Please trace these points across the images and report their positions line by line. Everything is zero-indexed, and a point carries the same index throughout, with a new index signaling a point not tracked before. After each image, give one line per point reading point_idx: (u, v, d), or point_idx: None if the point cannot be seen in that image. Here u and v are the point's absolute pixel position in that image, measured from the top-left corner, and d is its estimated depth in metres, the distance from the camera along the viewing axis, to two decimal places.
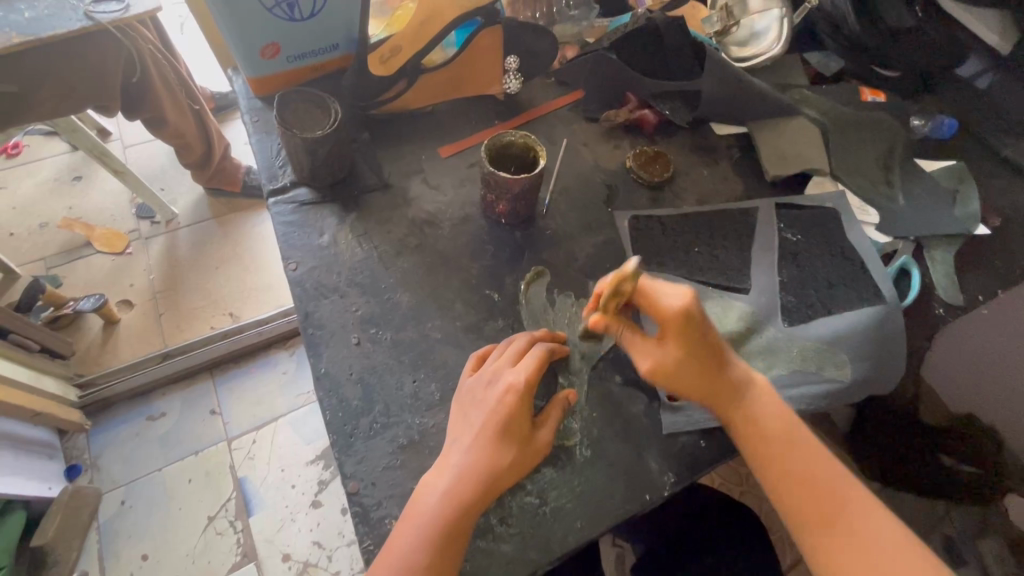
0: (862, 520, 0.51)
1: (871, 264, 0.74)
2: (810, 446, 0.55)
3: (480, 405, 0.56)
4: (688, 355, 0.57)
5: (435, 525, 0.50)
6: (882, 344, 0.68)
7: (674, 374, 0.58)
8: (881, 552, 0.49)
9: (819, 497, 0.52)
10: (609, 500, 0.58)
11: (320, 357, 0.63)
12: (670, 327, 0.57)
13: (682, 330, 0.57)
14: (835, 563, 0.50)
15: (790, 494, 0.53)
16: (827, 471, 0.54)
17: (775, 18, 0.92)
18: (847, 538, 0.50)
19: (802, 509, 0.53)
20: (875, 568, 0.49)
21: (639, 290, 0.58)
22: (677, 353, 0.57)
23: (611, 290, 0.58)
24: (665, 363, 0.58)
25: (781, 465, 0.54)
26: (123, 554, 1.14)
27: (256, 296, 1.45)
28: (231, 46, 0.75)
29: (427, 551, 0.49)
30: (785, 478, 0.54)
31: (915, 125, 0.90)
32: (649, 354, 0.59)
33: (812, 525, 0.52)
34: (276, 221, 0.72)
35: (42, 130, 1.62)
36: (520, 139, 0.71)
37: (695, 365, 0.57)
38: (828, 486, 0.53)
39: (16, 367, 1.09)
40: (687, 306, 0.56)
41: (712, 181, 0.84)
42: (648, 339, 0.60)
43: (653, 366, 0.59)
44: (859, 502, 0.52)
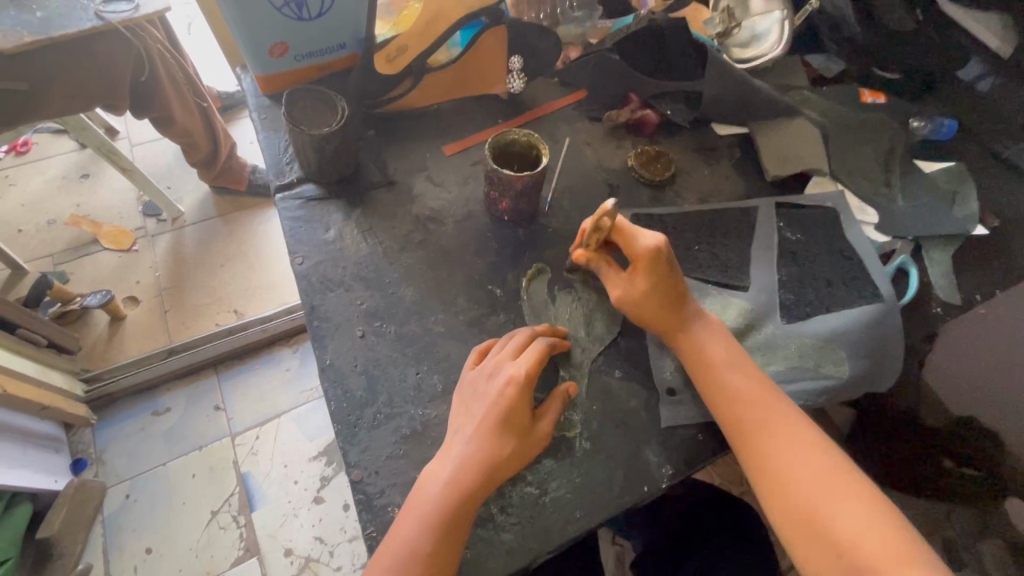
0: (789, 430, 0.56)
1: (869, 263, 0.75)
2: (750, 369, 0.61)
3: (481, 397, 0.57)
4: (653, 286, 0.63)
5: (436, 513, 0.51)
6: (878, 342, 0.69)
7: (637, 304, 0.64)
8: (805, 454, 0.54)
9: (754, 412, 0.57)
10: (608, 491, 0.59)
11: (325, 349, 0.64)
12: (641, 260, 0.63)
13: (650, 265, 0.63)
14: (765, 467, 0.55)
15: (730, 410, 0.58)
16: (763, 390, 0.59)
17: (776, 21, 0.93)
18: (778, 446, 0.55)
19: (737, 420, 0.58)
20: (799, 468, 0.53)
21: (617, 228, 0.65)
22: (643, 286, 0.63)
23: (592, 227, 0.65)
24: (632, 293, 0.64)
25: (723, 384, 0.60)
26: (127, 547, 1.15)
27: (261, 293, 1.46)
28: (240, 45, 0.76)
29: (429, 538, 0.50)
30: (726, 395, 0.59)
31: (914, 126, 0.91)
32: (618, 286, 0.65)
33: (748, 437, 0.57)
34: (282, 216, 0.74)
35: (51, 128, 1.64)
36: (523, 138, 0.72)
37: (657, 297, 0.63)
38: (763, 401, 0.58)
39: (24, 361, 1.11)
40: (657, 245, 0.63)
41: (713, 181, 0.85)
42: (620, 274, 0.66)
43: (621, 296, 0.65)
44: (788, 414, 0.57)
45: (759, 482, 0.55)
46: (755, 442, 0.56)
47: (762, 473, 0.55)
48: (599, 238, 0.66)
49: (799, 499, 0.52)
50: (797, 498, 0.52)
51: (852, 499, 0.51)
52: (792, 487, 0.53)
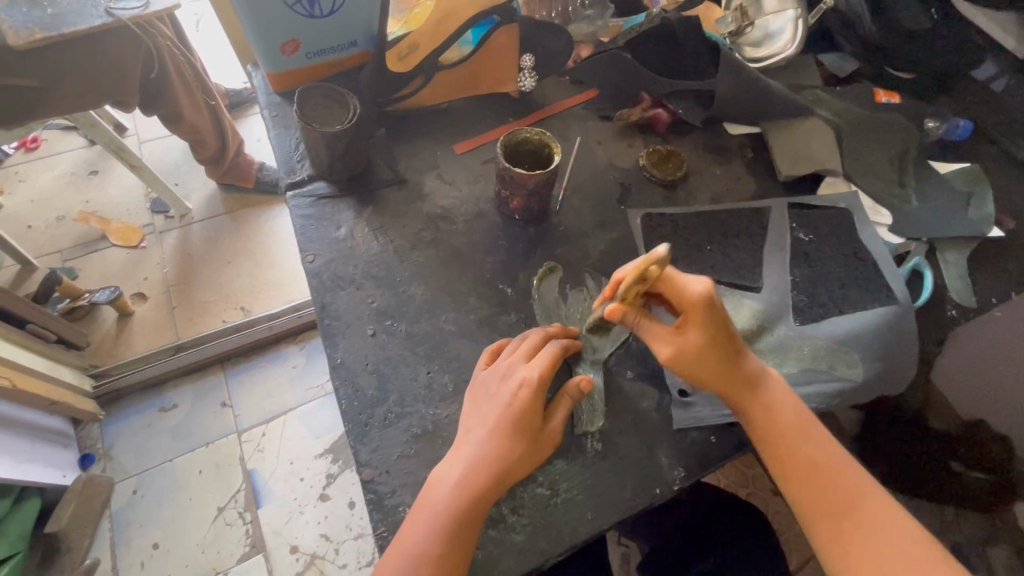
0: (882, 523, 0.53)
1: (884, 265, 0.75)
2: (832, 446, 0.57)
3: (493, 400, 0.57)
4: (709, 342, 0.58)
5: (447, 514, 0.51)
6: (893, 345, 0.68)
7: (694, 361, 0.59)
8: (901, 553, 0.51)
9: (844, 501, 0.54)
10: (619, 492, 0.59)
11: (336, 347, 0.64)
12: (694, 311, 0.58)
13: (705, 316, 0.58)
14: (856, 563, 0.52)
15: (815, 497, 0.54)
16: (851, 476, 0.55)
17: (790, 19, 0.92)
18: (871, 543, 0.52)
19: (828, 510, 0.54)
20: (897, 569, 0.51)
21: (662, 277, 0.59)
22: (699, 339, 0.58)
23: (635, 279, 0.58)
24: (686, 348, 0.59)
25: (805, 466, 0.56)
26: (134, 542, 1.16)
27: (268, 291, 1.46)
28: (252, 42, 0.76)
29: (439, 539, 0.50)
30: (810, 479, 0.55)
31: (930, 127, 0.89)
32: (670, 342, 0.59)
33: (839, 530, 0.53)
34: (293, 214, 0.74)
35: (60, 125, 1.64)
36: (535, 136, 0.71)
37: (713, 351, 0.58)
38: (850, 488, 0.54)
39: (33, 357, 1.11)
40: (708, 292, 0.58)
41: (725, 180, 0.84)
42: (666, 329, 0.60)
43: (674, 352, 0.59)
44: (880, 505, 0.54)
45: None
46: (847, 536, 0.53)
47: (855, 571, 0.52)
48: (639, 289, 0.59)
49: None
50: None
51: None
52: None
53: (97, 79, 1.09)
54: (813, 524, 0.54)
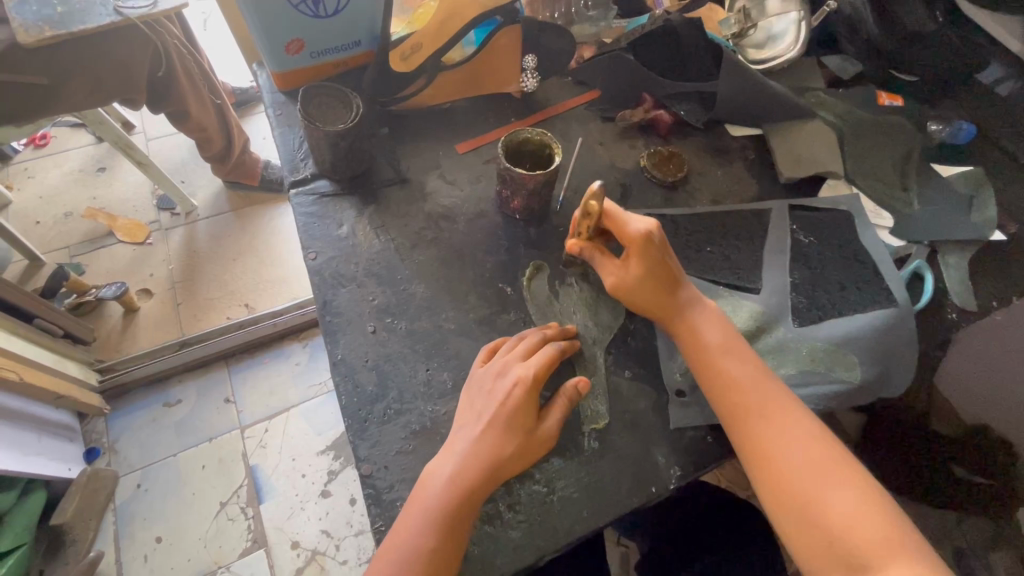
0: (785, 416, 0.56)
1: (884, 268, 0.75)
2: (745, 352, 0.61)
3: (489, 397, 0.57)
4: (649, 273, 0.63)
5: (441, 508, 0.52)
6: (891, 347, 0.68)
7: (632, 291, 0.64)
8: (799, 439, 0.54)
9: (751, 397, 0.57)
10: (615, 490, 0.59)
11: (337, 344, 0.65)
12: (633, 246, 0.62)
13: (642, 251, 0.62)
14: (757, 448, 0.55)
15: (724, 393, 0.59)
16: (760, 376, 0.59)
17: (793, 22, 0.92)
18: (771, 430, 0.55)
19: (729, 405, 0.58)
20: (793, 452, 0.54)
21: (606, 213, 0.64)
22: (638, 272, 0.63)
23: (582, 214, 0.64)
24: (626, 279, 0.64)
25: (716, 369, 0.60)
26: (138, 535, 1.17)
27: (271, 288, 1.47)
28: (258, 41, 0.77)
29: (433, 532, 0.51)
30: (720, 379, 0.59)
31: (933, 131, 0.89)
32: (613, 273, 0.65)
33: (743, 421, 0.57)
34: (296, 211, 0.74)
35: (69, 122, 1.66)
36: (536, 137, 0.72)
37: (648, 283, 0.63)
38: (757, 385, 0.58)
39: (40, 351, 1.13)
40: (648, 230, 0.62)
41: (726, 182, 0.84)
42: (613, 260, 0.66)
43: (615, 283, 0.65)
44: (782, 399, 0.57)
45: (750, 462, 0.56)
46: (751, 427, 0.56)
47: (754, 454, 0.55)
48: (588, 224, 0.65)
49: (791, 483, 0.53)
50: (787, 479, 0.53)
51: (842, 480, 0.52)
52: (787, 471, 0.53)
53: (105, 77, 1.10)
54: (723, 417, 0.58)
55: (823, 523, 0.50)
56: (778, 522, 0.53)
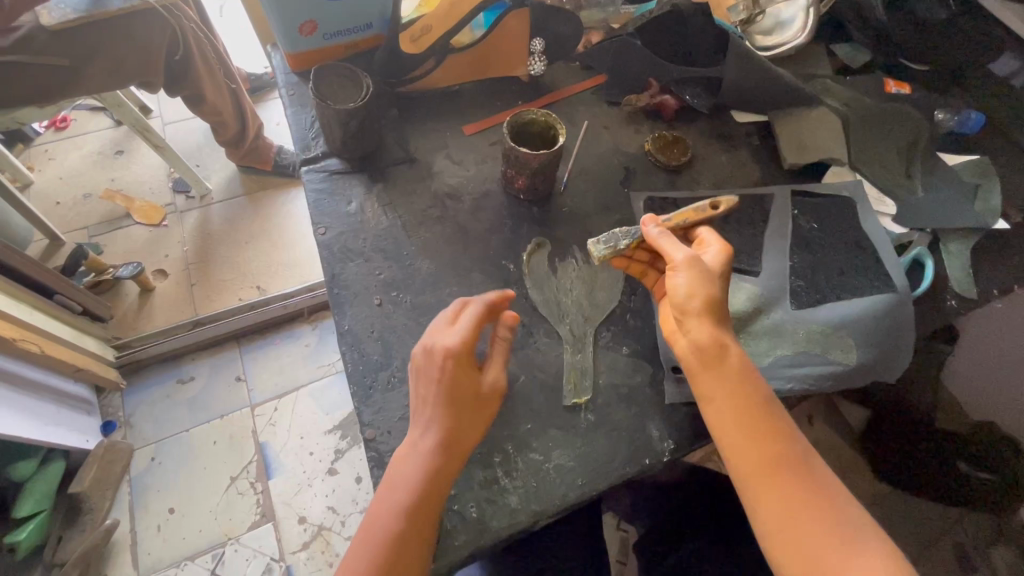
0: (815, 482, 0.52)
1: (884, 254, 0.75)
2: (772, 405, 0.56)
3: (422, 372, 0.56)
4: (721, 271, 0.60)
5: (409, 494, 0.51)
6: (887, 332, 0.69)
7: (703, 269, 0.59)
8: (827, 507, 0.51)
9: (780, 457, 0.53)
10: (610, 461, 0.61)
11: (344, 315, 0.67)
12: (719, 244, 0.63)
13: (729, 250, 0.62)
14: (780, 513, 0.51)
15: (747, 450, 0.54)
16: (787, 436, 0.55)
17: (801, 8, 0.91)
18: (798, 500, 0.51)
19: (756, 462, 0.53)
20: (825, 525, 0.50)
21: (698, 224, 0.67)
22: (714, 263, 0.61)
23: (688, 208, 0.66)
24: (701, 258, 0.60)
25: (741, 420, 0.55)
26: (152, 505, 1.21)
27: (283, 271, 1.50)
28: (272, 23, 0.79)
29: (401, 519, 0.50)
30: (745, 434, 0.54)
31: (939, 119, 0.90)
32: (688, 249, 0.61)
33: (770, 481, 0.52)
34: (307, 188, 0.77)
35: (89, 105, 1.70)
36: (541, 117, 0.73)
37: (720, 272, 0.60)
38: (784, 447, 0.54)
39: (60, 326, 1.17)
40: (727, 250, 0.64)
41: (730, 167, 0.85)
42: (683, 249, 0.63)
43: (690, 253, 0.60)
44: (809, 464, 0.54)
45: (772, 534, 0.51)
46: (778, 495, 0.52)
47: (779, 526, 0.51)
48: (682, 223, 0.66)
49: (821, 562, 0.49)
50: (817, 557, 0.49)
51: (876, 560, 0.48)
52: (816, 545, 0.49)
53: (125, 59, 1.12)
54: (744, 479, 0.54)
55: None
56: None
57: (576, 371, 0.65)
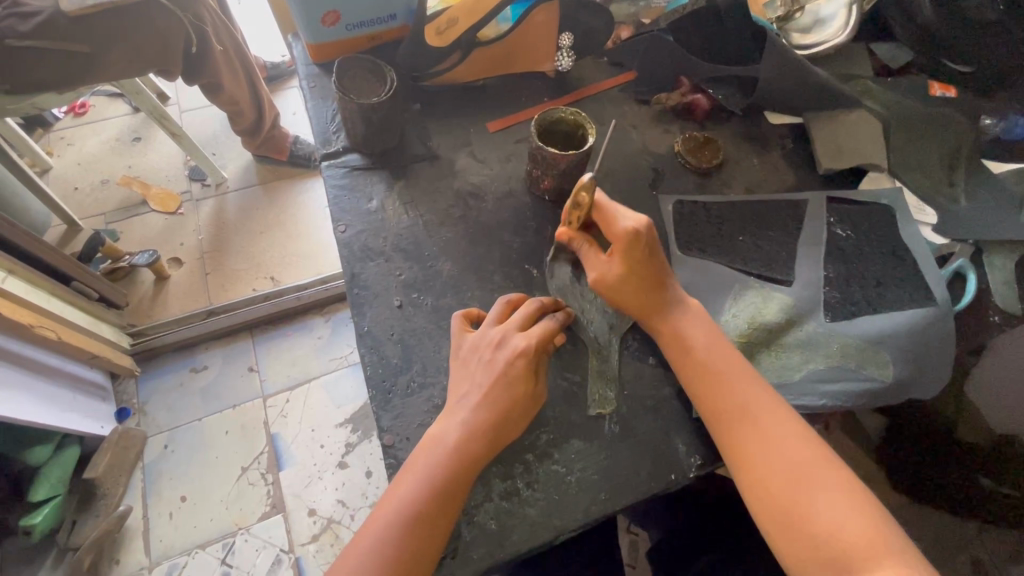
0: (772, 420, 0.54)
1: (924, 266, 0.72)
2: (728, 354, 0.59)
3: (486, 366, 0.57)
4: (631, 271, 0.60)
5: (441, 472, 0.52)
6: (926, 349, 0.66)
7: (612, 289, 0.61)
8: (785, 443, 0.53)
9: (736, 400, 0.56)
10: (634, 476, 0.59)
11: (363, 316, 0.65)
12: (619, 243, 0.60)
13: (627, 250, 0.59)
14: (740, 452, 0.54)
15: (705, 395, 0.57)
16: (748, 378, 0.57)
17: (842, 6, 0.88)
18: (761, 437, 0.54)
19: (715, 408, 0.56)
20: (782, 459, 0.52)
21: (596, 204, 0.61)
22: (620, 269, 0.60)
23: (571, 203, 0.61)
24: (608, 276, 0.61)
25: (701, 366, 0.58)
26: (164, 493, 1.21)
27: (296, 262, 1.49)
28: (295, 12, 0.77)
29: (429, 497, 0.51)
30: (705, 378, 0.58)
31: (987, 124, 0.85)
32: (596, 267, 0.62)
33: (727, 422, 0.55)
34: (327, 184, 0.75)
35: (107, 92, 1.70)
36: (570, 116, 0.71)
37: (627, 282, 0.60)
38: (745, 389, 0.56)
39: (76, 312, 1.17)
40: (639, 228, 0.59)
41: (762, 170, 0.82)
42: (597, 256, 0.63)
43: (596, 278, 0.62)
44: (770, 402, 0.56)
45: (738, 472, 0.54)
46: (738, 436, 0.55)
47: (743, 462, 0.54)
48: (579, 215, 0.62)
49: (783, 493, 0.51)
50: (778, 490, 0.51)
51: (835, 490, 0.50)
52: (778, 480, 0.51)
53: (145, 47, 1.10)
54: (704, 415, 0.57)
55: (812, 536, 0.48)
56: (768, 536, 0.51)
57: (600, 381, 0.64)
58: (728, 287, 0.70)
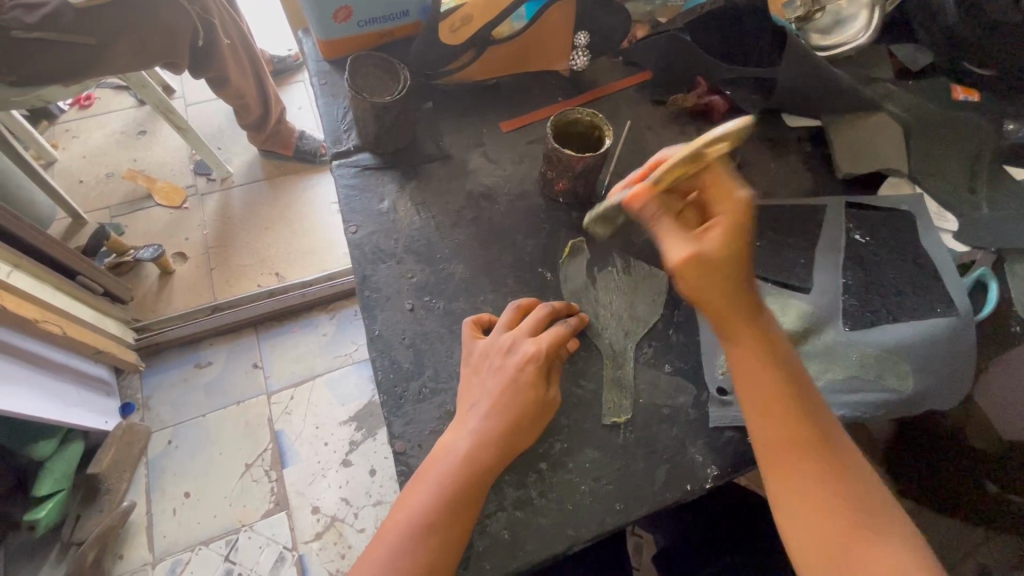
0: (839, 459, 0.50)
1: (945, 274, 0.70)
2: (804, 382, 0.53)
3: (497, 371, 0.56)
4: (732, 256, 0.52)
5: (453, 481, 0.51)
6: (946, 359, 0.65)
7: (703, 273, 0.51)
8: (850, 486, 0.48)
9: (806, 434, 0.50)
10: (650, 486, 0.58)
11: (374, 320, 0.64)
12: (728, 217, 0.52)
13: (739, 225, 0.51)
14: (800, 488, 0.49)
15: (772, 424, 0.51)
16: (814, 405, 0.52)
17: (864, 6, 0.86)
18: (818, 470, 0.49)
19: (781, 441, 0.51)
20: (846, 503, 0.48)
21: (710, 166, 0.53)
22: (717, 246, 0.51)
23: (683, 156, 0.51)
24: (705, 252, 0.51)
25: (774, 391, 0.52)
26: (167, 489, 1.21)
27: (302, 259, 1.48)
28: (307, 8, 0.76)
29: (442, 506, 0.50)
30: (766, 410, 0.51)
31: (1010, 130, 0.82)
32: (688, 244, 0.52)
33: (793, 456, 0.50)
34: (338, 183, 0.74)
35: (113, 85, 1.69)
36: (587, 117, 0.69)
37: (729, 264, 0.52)
38: (817, 424, 0.51)
39: (81, 307, 1.16)
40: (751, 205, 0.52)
41: (779, 174, 0.81)
42: (680, 233, 0.53)
43: (689, 254, 0.51)
44: (836, 442, 0.51)
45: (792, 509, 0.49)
46: (802, 470, 0.49)
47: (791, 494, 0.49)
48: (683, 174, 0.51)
49: (840, 541, 0.46)
50: (829, 525, 0.47)
51: (894, 540, 0.46)
52: (837, 520, 0.47)
53: (151, 39, 1.09)
54: (766, 444, 0.51)
55: None
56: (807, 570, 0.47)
57: (613, 389, 0.63)
58: None
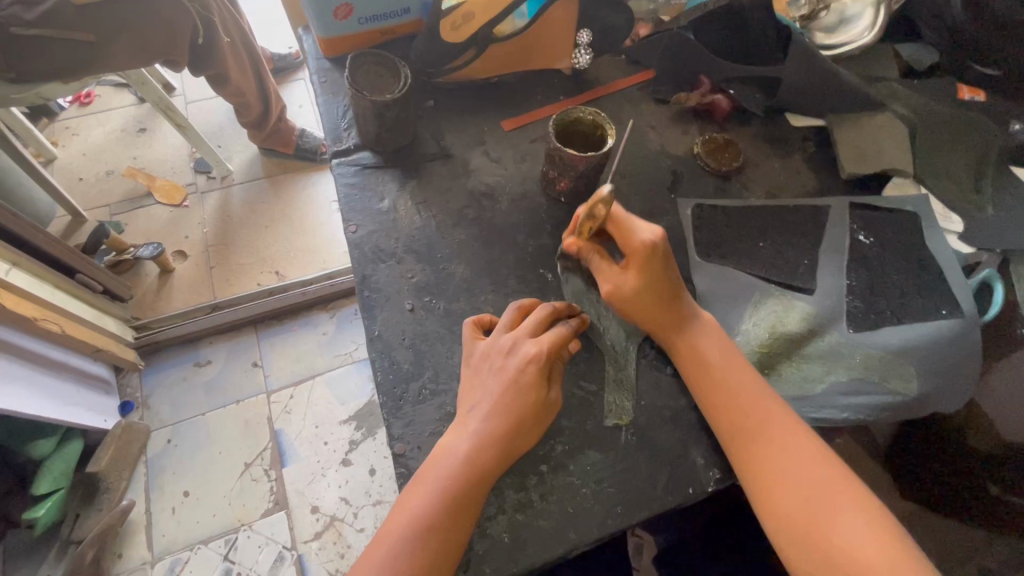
0: (789, 438, 0.53)
1: (951, 276, 0.70)
2: (747, 372, 0.57)
3: (498, 373, 0.55)
4: (649, 283, 0.58)
5: (452, 483, 0.51)
6: (952, 361, 0.64)
7: (626, 301, 0.59)
8: (804, 463, 0.51)
9: (752, 419, 0.54)
10: (652, 488, 0.57)
11: (374, 320, 0.64)
12: (635, 257, 0.58)
13: (648, 258, 0.58)
14: (757, 470, 0.52)
15: (721, 415, 0.56)
16: (758, 392, 0.56)
17: (869, 5, 0.85)
18: (769, 452, 0.52)
19: (732, 428, 0.55)
20: (801, 479, 0.50)
21: (611, 216, 0.59)
22: (635, 284, 0.58)
23: (585, 213, 0.58)
24: (623, 288, 0.59)
25: (717, 384, 0.57)
26: (166, 488, 1.20)
27: (302, 257, 1.47)
28: (307, 5, 0.75)
29: (441, 507, 0.49)
30: (714, 402, 0.56)
31: (1016, 130, 0.81)
32: (609, 279, 0.60)
33: (744, 441, 0.54)
34: (338, 182, 0.73)
35: (113, 82, 1.69)
36: (589, 116, 0.69)
37: (649, 290, 0.58)
38: (763, 408, 0.55)
39: (80, 305, 1.15)
40: (656, 240, 0.58)
41: (783, 174, 0.80)
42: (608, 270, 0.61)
43: (610, 290, 0.60)
44: (786, 423, 0.54)
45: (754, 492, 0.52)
46: (756, 453, 0.53)
47: (760, 483, 0.52)
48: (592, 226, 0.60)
49: (799, 516, 0.49)
50: (796, 508, 0.49)
51: (851, 510, 0.48)
52: (794, 497, 0.50)
53: (151, 37, 1.08)
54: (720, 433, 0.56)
55: (830, 554, 0.47)
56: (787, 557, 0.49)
57: (615, 390, 0.62)
58: (748, 295, 0.68)
